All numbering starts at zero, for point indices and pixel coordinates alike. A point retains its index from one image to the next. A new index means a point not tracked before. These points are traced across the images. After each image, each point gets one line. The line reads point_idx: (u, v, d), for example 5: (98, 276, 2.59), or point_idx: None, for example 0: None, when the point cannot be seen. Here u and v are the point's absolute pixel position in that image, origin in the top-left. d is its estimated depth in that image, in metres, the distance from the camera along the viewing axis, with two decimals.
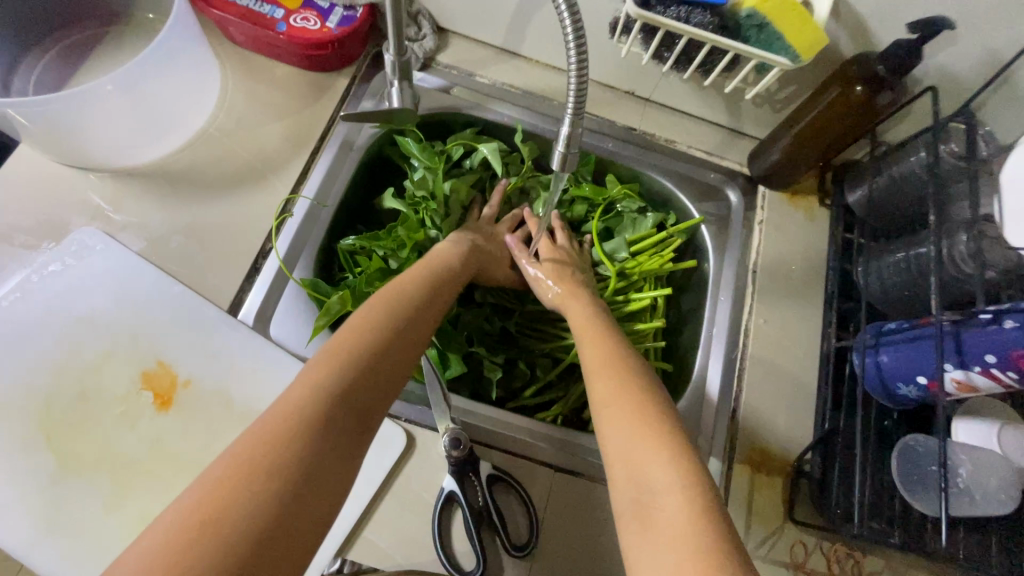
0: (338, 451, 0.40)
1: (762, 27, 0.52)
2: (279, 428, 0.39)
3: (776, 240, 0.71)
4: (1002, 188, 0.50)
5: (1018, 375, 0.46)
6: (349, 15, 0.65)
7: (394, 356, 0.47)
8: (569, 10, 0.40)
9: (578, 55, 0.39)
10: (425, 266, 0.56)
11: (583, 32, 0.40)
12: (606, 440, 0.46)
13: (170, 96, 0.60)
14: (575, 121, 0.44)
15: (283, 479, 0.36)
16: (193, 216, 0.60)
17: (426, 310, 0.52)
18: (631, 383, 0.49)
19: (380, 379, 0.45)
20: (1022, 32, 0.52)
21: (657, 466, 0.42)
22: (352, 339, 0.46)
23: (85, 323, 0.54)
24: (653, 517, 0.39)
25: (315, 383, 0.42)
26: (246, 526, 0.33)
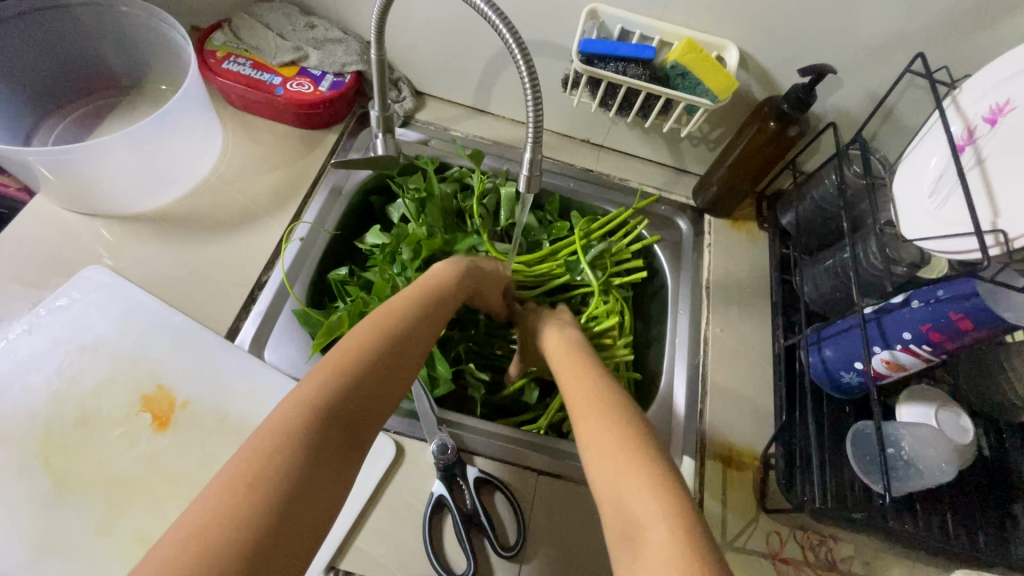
0: (329, 468, 0.40)
1: (685, 75, 0.63)
2: (267, 451, 0.38)
3: (724, 260, 0.79)
4: (896, 196, 0.60)
5: (932, 348, 0.53)
6: (339, 80, 0.75)
7: (388, 371, 0.47)
8: (524, 59, 0.49)
9: (534, 93, 0.49)
10: (426, 289, 0.56)
11: (537, 78, 0.50)
12: (597, 480, 0.45)
13: (178, 150, 0.68)
14: (535, 147, 0.53)
15: (272, 495, 0.36)
16: (194, 254, 0.66)
17: (422, 326, 0.52)
18: (615, 418, 0.49)
19: (373, 394, 0.45)
20: (888, 74, 0.65)
21: (642, 498, 0.42)
22: (346, 354, 0.45)
23: (87, 352, 0.58)
24: (646, 554, 0.39)
25: (307, 399, 0.41)
26: (236, 543, 0.33)
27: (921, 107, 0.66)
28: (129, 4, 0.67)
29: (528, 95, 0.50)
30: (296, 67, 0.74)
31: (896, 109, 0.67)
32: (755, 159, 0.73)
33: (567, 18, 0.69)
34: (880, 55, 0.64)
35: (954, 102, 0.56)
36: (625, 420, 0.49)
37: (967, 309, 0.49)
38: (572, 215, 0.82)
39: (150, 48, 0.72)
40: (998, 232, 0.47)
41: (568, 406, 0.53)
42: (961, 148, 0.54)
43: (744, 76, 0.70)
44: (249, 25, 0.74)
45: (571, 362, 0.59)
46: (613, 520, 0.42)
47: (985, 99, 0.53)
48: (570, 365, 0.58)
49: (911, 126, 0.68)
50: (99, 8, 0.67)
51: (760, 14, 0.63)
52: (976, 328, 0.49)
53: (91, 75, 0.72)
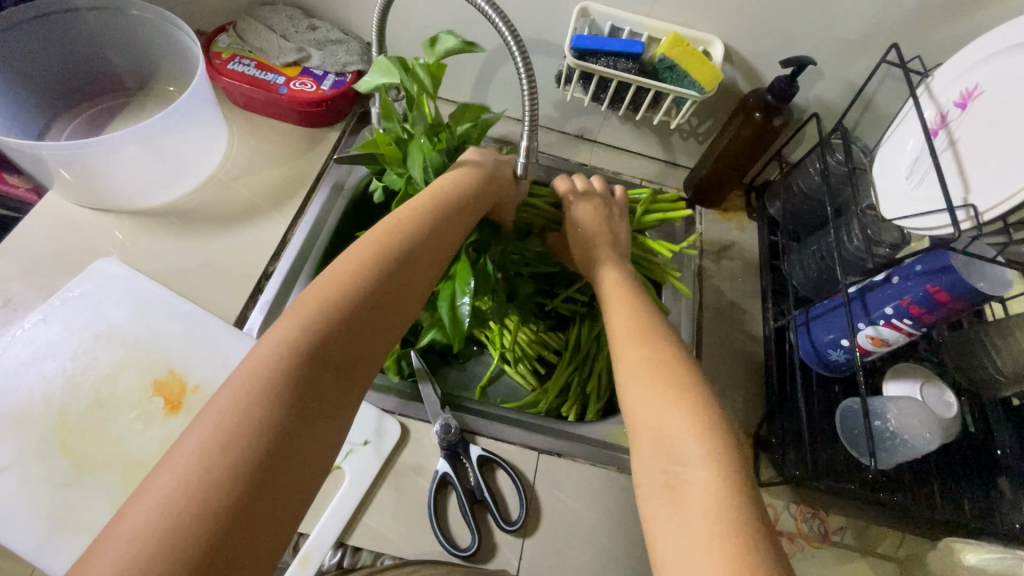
0: (314, 414, 0.39)
1: (672, 68, 0.66)
2: (252, 392, 0.38)
3: (716, 248, 0.82)
4: (875, 181, 0.63)
5: (913, 322, 0.56)
6: (340, 79, 0.77)
7: (376, 310, 0.45)
8: (521, 51, 0.52)
9: (530, 82, 0.51)
10: (416, 214, 0.51)
11: (532, 68, 0.52)
12: (636, 411, 0.48)
13: (186, 146, 0.70)
14: (532, 135, 0.56)
15: (265, 437, 0.36)
16: (203, 246, 0.68)
17: (412, 261, 0.49)
18: (664, 356, 0.51)
19: (359, 334, 0.44)
20: (866, 66, 0.68)
21: (690, 441, 0.43)
22: (330, 292, 0.44)
23: (100, 339, 0.60)
24: (679, 485, 0.42)
25: (289, 342, 0.40)
26: (220, 494, 0.33)
27: (898, 96, 0.69)
28: (138, 7, 0.69)
29: (524, 87, 0.52)
30: (299, 68, 0.77)
31: (875, 98, 0.71)
32: (742, 149, 0.76)
33: (559, 17, 0.72)
34: (858, 48, 0.67)
35: (928, 90, 0.59)
36: (666, 353, 0.51)
37: (944, 281, 0.52)
38: None
39: (158, 50, 0.74)
40: (969, 208, 0.50)
41: (613, 334, 0.56)
42: (936, 132, 0.57)
43: (729, 69, 0.73)
44: (253, 27, 0.76)
45: (619, 292, 0.60)
46: (649, 448, 0.45)
47: (957, 84, 0.56)
48: (616, 296, 0.59)
49: (890, 115, 0.72)
50: (110, 12, 0.70)
51: (742, 10, 0.66)
52: (953, 299, 0.52)
53: (101, 77, 0.75)
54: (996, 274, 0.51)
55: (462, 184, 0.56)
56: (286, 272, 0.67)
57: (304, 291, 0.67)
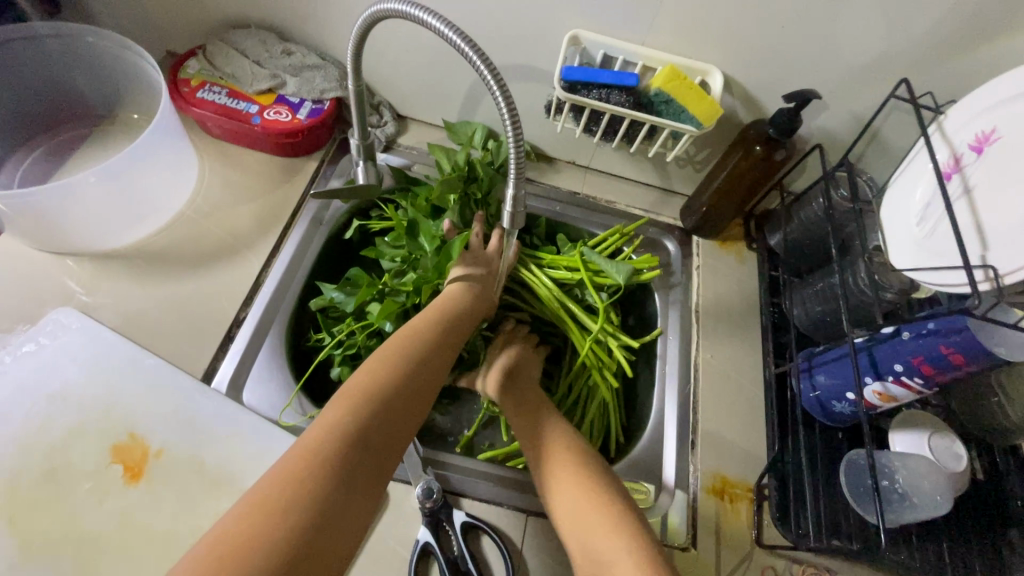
0: (354, 493, 0.42)
1: (669, 102, 0.62)
2: (298, 468, 0.40)
3: (714, 283, 0.78)
4: (884, 225, 0.59)
5: (924, 380, 0.52)
6: (318, 107, 0.73)
7: (409, 397, 0.49)
8: (504, 97, 0.48)
9: (514, 130, 0.47)
10: (440, 312, 0.57)
11: (518, 115, 0.48)
12: (575, 531, 0.49)
13: (151, 184, 0.66)
14: (518, 183, 0.52)
15: (306, 513, 0.38)
16: (170, 291, 0.64)
17: (437, 353, 0.54)
18: (582, 465, 0.53)
19: (393, 422, 0.47)
20: (874, 97, 0.65)
21: (615, 554, 0.46)
22: (369, 380, 0.48)
23: (56, 399, 0.56)
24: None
25: (334, 423, 0.44)
26: (267, 563, 0.35)
27: (907, 129, 0.66)
28: (94, 34, 0.64)
29: (507, 129, 0.48)
30: (274, 95, 0.73)
31: (882, 130, 0.67)
32: (742, 181, 0.72)
33: (549, 44, 0.68)
34: (865, 78, 0.63)
35: (940, 128, 0.56)
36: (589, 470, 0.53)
37: (957, 343, 0.49)
38: (559, 239, 0.81)
39: (120, 77, 0.69)
40: (988, 269, 0.46)
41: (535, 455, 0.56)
42: (948, 176, 0.54)
43: (728, 99, 0.69)
44: (224, 52, 0.72)
45: (537, 410, 0.60)
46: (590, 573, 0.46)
47: (971, 125, 0.52)
48: (533, 412, 0.60)
49: (898, 148, 0.68)
50: (67, 40, 0.65)
51: (742, 38, 0.62)
52: (968, 362, 0.49)
53: (60, 106, 0.70)
54: (1014, 336, 0.48)
55: (471, 291, 0.61)
56: (258, 319, 0.63)
57: (279, 337, 0.63)
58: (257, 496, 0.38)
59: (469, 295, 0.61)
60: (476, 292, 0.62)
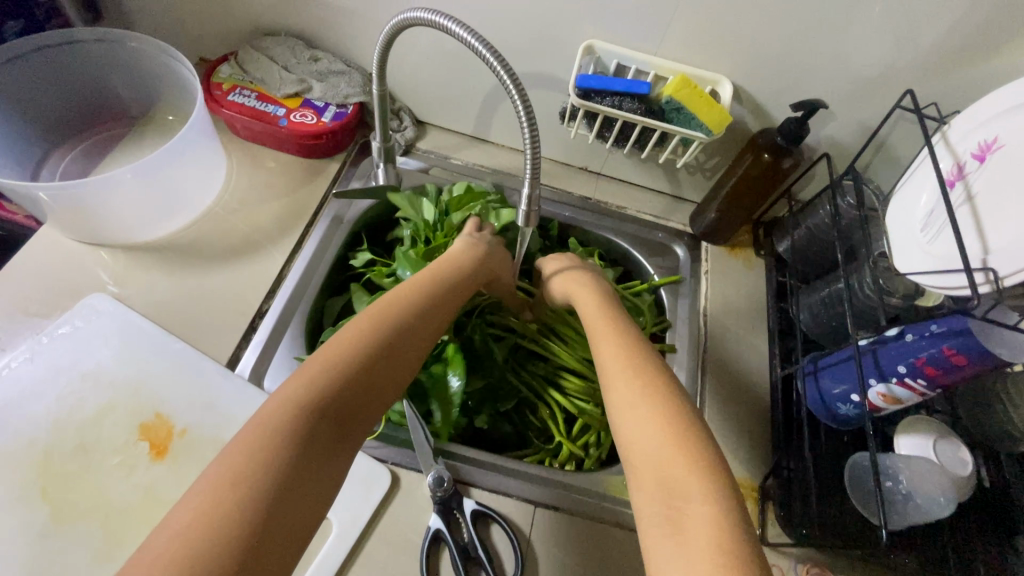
0: (321, 460, 0.40)
1: (680, 109, 0.64)
2: (267, 432, 0.39)
3: (722, 287, 0.80)
4: (889, 230, 0.61)
5: (927, 382, 0.53)
6: (341, 111, 0.77)
7: (385, 361, 0.48)
8: (522, 103, 0.50)
9: (530, 135, 0.50)
10: (429, 281, 0.55)
11: (535, 121, 0.51)
12: (631, 437, 0.44)
13: (182, 180, 0.69)
14: (533, 183, 0.54)
15: (273, 477, 0.37)
16: (197, 282, 0.67)
17: (419, 326, 0.52)
18: (654, 385, 0.47)
19: (371, 386, 0.46)
20: (880, 108, 0.67)
21: (691, 478, 0.39)
22: (344, 349, 0.46)
23: (87, 379, 0.58)
24: (685, 524, 0.37)
25: (307, 388, 0.42)
26: (229, 531, 0.34)
27: (912, 139, 0.67)
28: (136, 40, 0.68)
29: (523, 128, 0.51)
30: (300, 98, 0.76)
31: (888, 140, 0.69)
32: (749, 189, 0.74)
33: (564, 53, 0.71)
34: (871, 88, 0.65)
35: (944, 138, 0.58)
36: (661, 391, 0.46)
37: (959, 345, 0.50)
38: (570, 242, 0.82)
39: (157, 81, 0.73)
40: (987, 270, 0.47)
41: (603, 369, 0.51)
42: (952, 183, 0.55)
43: (738, 108, 0.71)
44: (254, 57, 0.76)
45: (608, 326, 0.55)
46: (654, 485, 0.40)
47: (974, 135, 0.54)
48: (599, 325, 0.56)
49: (904, 158, 0.70)
50: (109, 44, 0.69)
51: (751, 49, 0.65)
52: (971, 363, 0.50)
53: (100, 108, 0.74)
54: (1019, 339, 0.49)
55: (462, 263, 0.60)
56: (280, 310, 0.66)
57: (298, 329, 0.65)
58: (222, 465, 0.37)
59: (463, 265, 0.59)
60: (462, 270, 0.59)
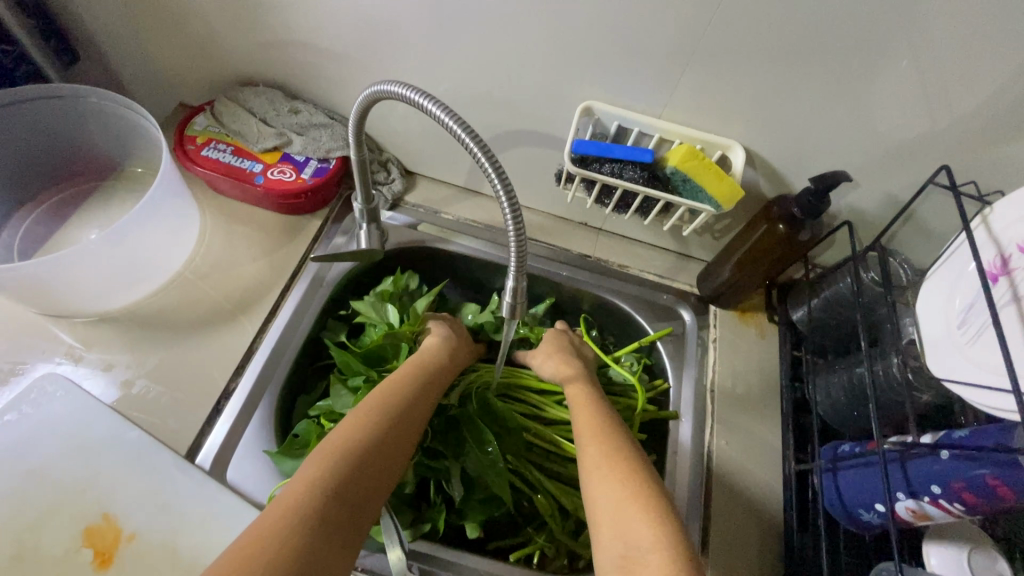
0: (329, 543, 0.41)
1: (686, 180, 0.59)
2: (278, 519, 0.40)
3: (731, 359, 0.73)
4: (920, 319, 0.55)
5: (965, 508, 0.47)
6: (323, 166, 0.72)
7: (382, 444, 0.50)
8: (506, 193, 0.45)
9: (515, 230, 0.44)
10: (415, 367, 0.59)
11: (520, 213, 0.46)
12: (596, 497, 0.49)
13: (148, 247, 0.64)
14: (518, 275, 0.49)
15: (285, 561, 0.38)
16: (161, 357, 0.62)
17: (415, 407, 0.55)
18: (619, 448, 0.53)
19: (372, 471, 0.48)
20: (909, 177, 0.60)
21: (643, 526, 0.45)
22: (343, 435, 0.49)
23: (30, 475, 0.53)
24: (637, 570, 0.42)
25: (310, 479, 0.44)
26: None
27: (945, 214, 0.61)
28: (97, 95, 0.63)
29: (507, 221, 0.46)
30: (279, 153, 0.72)
31: (918, 213, 0.62)
32: (761, 258, 0.68)
33: (560, 111, 0.66)
34: (899, 157, 0.59)
35: (985, 223, 0.51)
36: (629, 455, 0.52)
37: (1005, 476, 0.43)
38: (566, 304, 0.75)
39: (123, 136, 0.68)
40: None
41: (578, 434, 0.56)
42: (994, 278, 0.49)
43: (750, 172, 0.65)
44: (231, 110, 0.71)
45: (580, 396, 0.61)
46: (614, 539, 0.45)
47: (1019, 226, 0.48)
48: (575, 394, 0.61)
49: (936, 231, 0.63)
50: (73, 100, 0.64)
51: (764, 112, 0.59)
52: (1016, 498, 0.43)
53: (66, 164, 0.69)
54: None
55: (443, 350, 0.63)
56: (248, 391, 0.61)
57: (267, 411, 0.61)
58: (234, 554, 0.38)
59: (444, 352, 0.63)
60: (451, 355, 0.64)
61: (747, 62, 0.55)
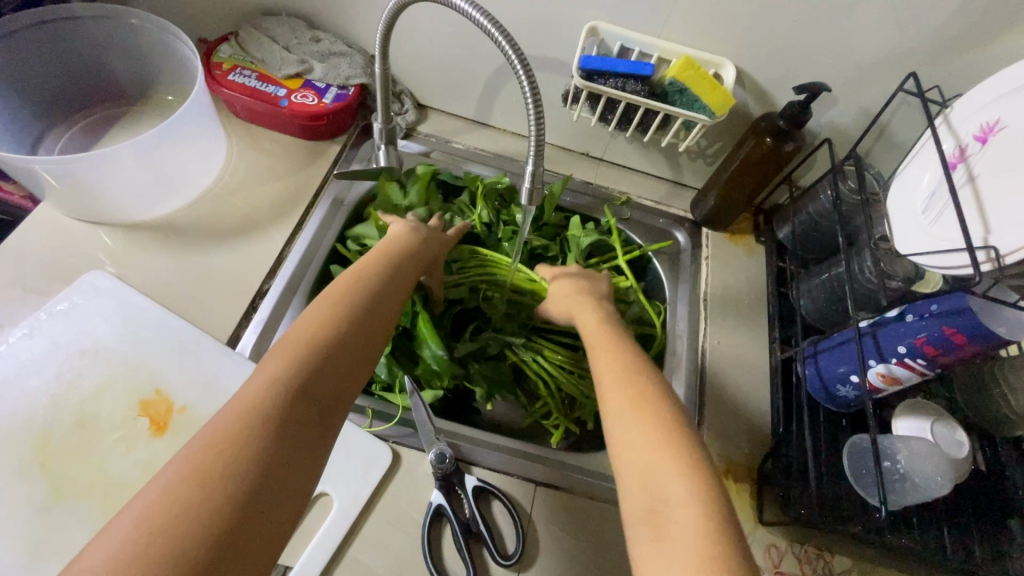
0: (298, 442, 0.37)
1: (682, 91, 0.65)
2: (236, 424, 0.36)
3: (722, 272, 0.80)
4: (891, 213, 0.61)
5: (926, 362, 0.54)
6: (342, 93, 0.76)
7: (356, 336, 0.46)
8: (530, 86, 0.51)
9: (536, 121, 0.50)
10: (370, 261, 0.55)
11: (541, 103, 0.51)
12: (607, 427, 0.46)
13: (183, 159, 0.68)
14: (536, 161, 0.54)
15: (246, 467, 0.34)
16: (197, 262, 0.66)
17: (382, 307, 0.50)
18: (645, 390, 0.47)
19: (342, 364, 0.43)
20: (882, 92, 0.67)
21: (673, 480, 0.39)
22: (311, 333, 0.44)
23: (87, 355, 0.58)
24: (665, 523, 0.38)
25: (269, 380, 0.39)
26: (204, 522, 0.31)
27: (914, 124, 0.67)
28: (139, 17, 0.68)
29: (530, 111, 0.51)
30: (301, 80, 0.76)
31: (890, 125, 0.69)
32: (752, 174, 0.74)
33: (566, 37, 0.71)
34: (873, 73, 0.65)
35: (946, 121, 0.58)
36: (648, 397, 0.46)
37: (959, 323, 0.50)
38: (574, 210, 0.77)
39: (157, 60, 0.72)
40: (988, 248, 0.48)
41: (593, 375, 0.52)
42: (953, 165, 0.55)
43: (740, 92, 0.71)
44: (255, 38, 0.75)
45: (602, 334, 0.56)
46: (633, 483, 0.41)
47: (976, 118, 0.55)
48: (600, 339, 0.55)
49: (905, 144, 0.70)
50: (113, 21, 0.68)
51: (755, 31, 0.64)
52: (970, 341, 0.50)
53: (100, 87, 0.73)
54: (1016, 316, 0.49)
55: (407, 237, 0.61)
56: (280, 292, 0.65)
57: (299, 311, 0.65)
58: (190, 456, 0.34)
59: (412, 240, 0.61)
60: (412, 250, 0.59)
61: None
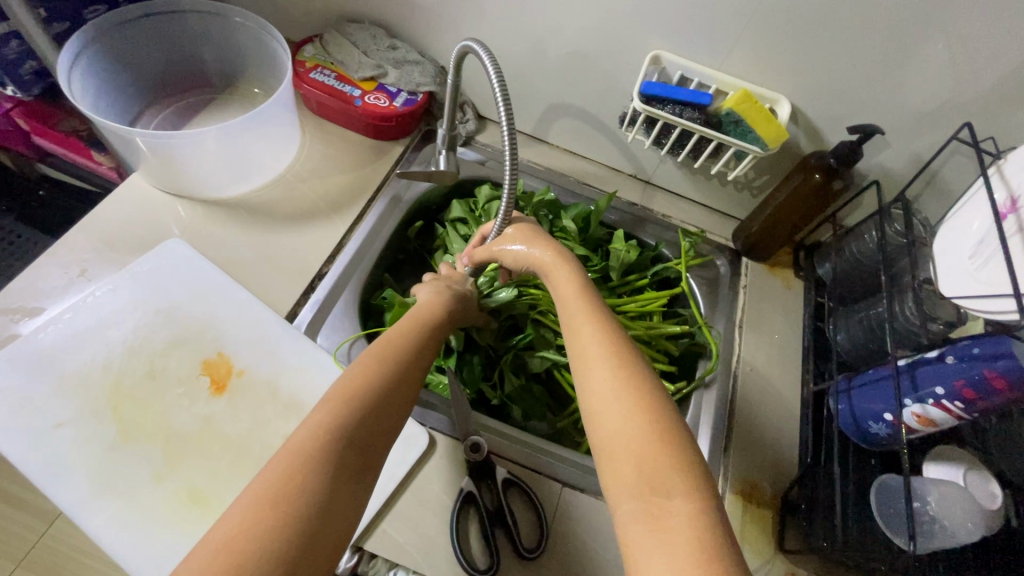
0: (347, 485, 0.40)
1: (738, 122, 0.68)
2: (291, 465, 0.39)
3: (758, 302, 0.81)
4: (937, 256, 0.62)
5: (965, 405, 0.54)
6: (412, 98, 0.81)
7: (398, 387, 0.48)
8: (505, 109, 0.54)
9: (510, 144, 0.54)
10: (417, 319, 0.57)
11: (515, 128, 0.55)
12: (599, 416, 0.42)
13: (262, 147, 0.74)
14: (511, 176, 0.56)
15: (303, 505, 0.37)
16: (265, 240, 0.71)
17: (419, 361, 0.52)
18: (633, 371, 0.43)
19: (386, 414, 0.46)
20: (936, 140, 0.68)
21: (673, 475, 0.37)
22: (354, 383, 0.46)
23: (162, 314, 0.63)
24: (662, 517, 0.35)
25: (318, 428, 0.42)
26: (267, 552, 0.34)
27: (965, 173, 0.69)
28: (241, 15, 0.74)
29: (505, 133, 0.54)
30: (375, 83, 0.81)
31: (940, 173, 0.70)
32: (797, 208, 0.77)
33: (629, 64, 0.75)
34: (929, 121, 0.67)
35: (999, 171, 0.59)
36: (642, 383, 0.42)
37: (1001, 367, 0.51)
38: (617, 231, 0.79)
39: (250, 55, 0.79)
40: None
41: (575, 355, 0.47)
42: (1004, 216, 0.56)
43: (794, 129, 0.74)
44: (338, 41, 0.81)
45: (577, 304, 0.51)
46: (631, 476, 0.38)
47: None
48: (575, 309, 0.50)
49: (955, 192, 0.71)
50: (218, 17, 0.75)
51: (814, 71, 0.67)
52: (1012, 388, 0.51)
53: (196, 73, 0.80)
54: None
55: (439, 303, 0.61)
56: (338, 274, 0.69)
57: (354, 295, 0.69)
58: (252, 494, 0.37)
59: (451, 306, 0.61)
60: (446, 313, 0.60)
61: (805, 22, 0.63)
